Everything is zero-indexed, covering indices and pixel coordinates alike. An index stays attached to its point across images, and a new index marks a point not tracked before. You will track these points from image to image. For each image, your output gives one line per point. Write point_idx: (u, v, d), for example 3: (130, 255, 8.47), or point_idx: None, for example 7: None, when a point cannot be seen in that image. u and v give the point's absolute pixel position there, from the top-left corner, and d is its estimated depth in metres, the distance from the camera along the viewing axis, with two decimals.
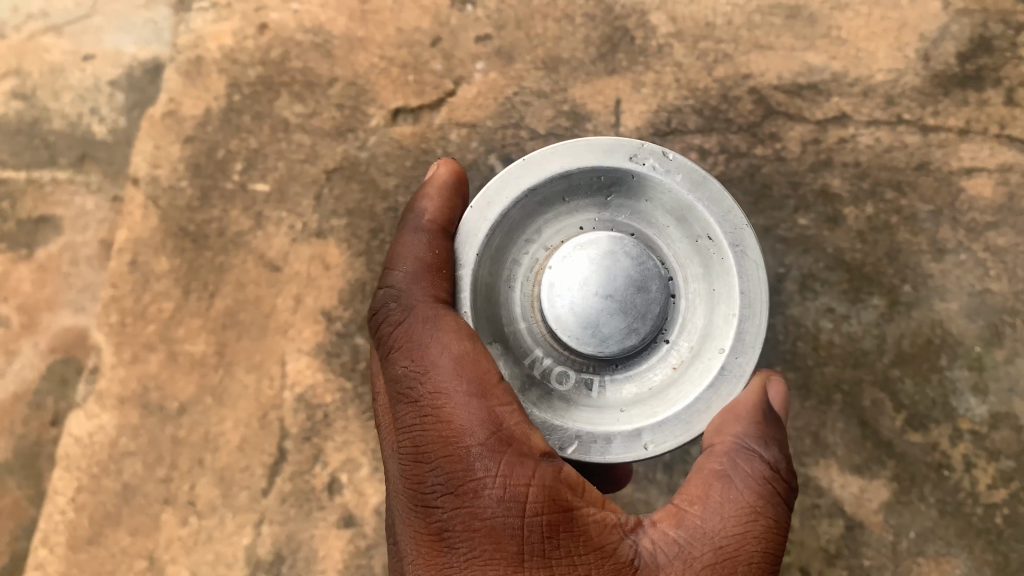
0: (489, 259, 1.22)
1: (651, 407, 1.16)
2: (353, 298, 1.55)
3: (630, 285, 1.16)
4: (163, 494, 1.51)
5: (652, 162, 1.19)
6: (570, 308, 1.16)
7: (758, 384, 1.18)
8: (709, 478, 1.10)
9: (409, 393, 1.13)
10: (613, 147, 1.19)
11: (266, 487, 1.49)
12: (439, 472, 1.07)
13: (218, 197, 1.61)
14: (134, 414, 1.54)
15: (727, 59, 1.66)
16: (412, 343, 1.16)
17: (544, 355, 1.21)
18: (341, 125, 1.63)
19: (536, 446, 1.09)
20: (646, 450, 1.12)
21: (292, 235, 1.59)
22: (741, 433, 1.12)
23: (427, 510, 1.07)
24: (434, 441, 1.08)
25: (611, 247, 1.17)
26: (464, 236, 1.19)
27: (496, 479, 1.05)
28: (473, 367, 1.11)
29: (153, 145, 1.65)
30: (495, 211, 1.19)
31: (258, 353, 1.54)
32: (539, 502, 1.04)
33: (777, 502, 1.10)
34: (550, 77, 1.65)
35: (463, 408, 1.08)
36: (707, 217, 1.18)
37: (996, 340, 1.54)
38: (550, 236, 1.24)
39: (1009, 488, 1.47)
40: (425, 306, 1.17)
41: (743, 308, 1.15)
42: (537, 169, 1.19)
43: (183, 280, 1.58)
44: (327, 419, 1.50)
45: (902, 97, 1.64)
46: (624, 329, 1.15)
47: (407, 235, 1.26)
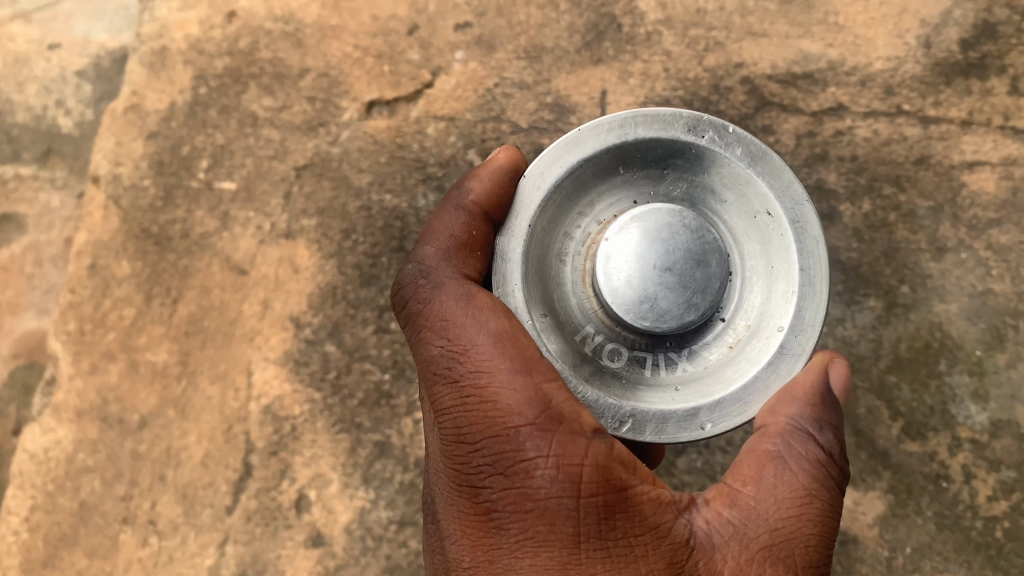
0: (539, 232, 1.10)
1: (707, 387, 1.05)
2: (323, 303, 1.48)
3: (689, 259, 1.04)
4: (122, 513, 1.46)
5: (711, 135, 1.07)
6: (624, 280, 1.04)
7: (817, 361, 1.06)
8: (762, 459, 1.01)
9: (447, 372, 1.00)
10: (671, 119, 1.07)
11: (230, 504, 1.44)
12: (485, 452, 0.96)
13: (182, 197, 1.55)
14: (91, 428, 1.48)
15: (718, 47, 1.59)
16: (447, 319, 1.03)
17: (596, 331, 1.09)
18: (312, 118, 1.57)
19: (586, 422, 0.98)
20: (703, 431, 1.02)
21: (259, 236, 1.52)
22: (796, 413, 1.02)
23: (473, 489, 0.97)
24: (477, 422, 0.97)
25: (667, 216, 1.05)
26: (518, 204, 1.08)
27: (550, 460, 0.94)
28: (515, 345, 0.99)
29: (114, 142, 1.59)
30: (549, 180, 1.07)
31: (222, 363, 1.48)
32: (594, 483, 0.95)
33: (832, 486, 1.01)
34: (532, 67, 1.58)
35: (508, 388, 0.96)
36: (765, 192, 1.06)
37: (997, 344, 1.47)
38: (603, 209, 1.12)
39: (1010, 500, 1.40)
40: (455, 285, 1.06)
41: (802, 286, 1.04)
42: (595, 137, 1.07)
43: (145, 285, 1.52)
44: (294, 432, 1.44)
45: (902, 86, 1.56)
46: (683, 305, 1.03)
47: (447, 212, 1.15)
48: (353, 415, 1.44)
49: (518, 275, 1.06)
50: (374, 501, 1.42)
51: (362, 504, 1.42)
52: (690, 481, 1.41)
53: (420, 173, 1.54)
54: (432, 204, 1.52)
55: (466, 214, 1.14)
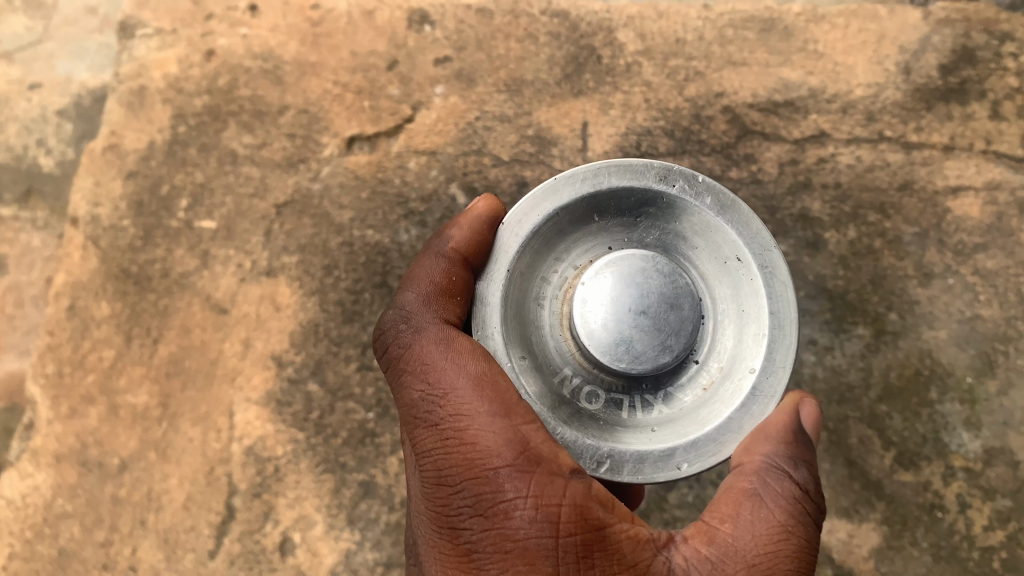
0: (517, 277, 1.06)
1: (683, 428, 1.01)
2: (305, 341, 1.46)
3: (662, 302, 1.00)
4: (102, 560, 1.42)
5: (682, 184, 1.05)
6: (598, 323, 1.00)
7: (787, 404, 1.04)
8: (739, 497, 0.99)
9: (427, 416, 0.99)
10: (642, 168, 1.05)
11: (213, 549, 1.40)
12: (465, 493, 0.94)
13: (162, 236, 1.54)
14: (70, 472, 1.45)
15: (698, 77, 1.59)
16: (427, 362, 1.02)
17: (574, 374, 1.04)
18: (292, 155, 1.56)
19: (565, 462, 0.96)
20: (680, 471, 0.98)
21: (240, 274, 1.50)
22: (771, 451, 1.00)
23: (453, 532, 0.94)
24: (457, 463, 0.95)
25: (640, 261, 1.01)
26: (496, 251, 1.05)
27: (528, 500, 0.92)
28: (494, 386, 0.97)
29: (93, 182, 1.57)
30: (527, 226, 1.04)
31: (204, 404, 1.45)
32: (573, 523, 0.92)
33: (809, 523, 0.98)
34: (513, 99, 1.57)
35: (487, 429, 0.94)
36: (735, 238, 1.04)
37: (988, 371, 1.45)
38: (580, 255, 1.08)
39: (1006, 529, 1.38)
40: (435, 328, 1.05)
41: (772, 329, 1.01)
42: (569, 185, 1.04)
43: (124, 326, 1.50)
44: (277, 473, 1.41)
45: (883, 112, 1.57)
46: (659, 348, 0.99)
47: (428, 259, 1.14)
48: (337, 455, 1.41)
49: (496, 319, 1.02)
50: (359, 542, 1.39)
51: (347, 546, 1.39)
52: (681, 515, 1.39)
53: (403, 209, 1.52)
54: (415, 239, 1.51)
55: (446, 261, 1.12)
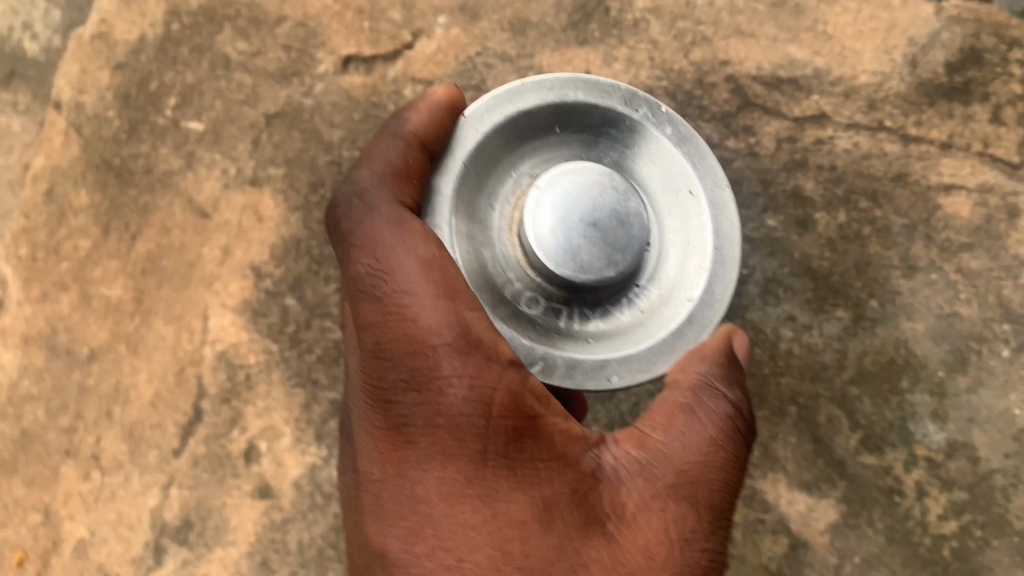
0: (475, 173, 1.13)
1: (617, 342, 1.10)
2: (285, 255, 1.42)
3: (614, 219, 1.06)
4: (64, 446, 1.39)
5: (644, 111, 1.14)
6: (548, 230, 1.06)
7: (721, 331, 1.11)
8: (673, 410, 1.02)
9: (371, 291, 0.98)
10: (610, 89, 1.13)
11: (178, 448, 1.38)
12: (401, 369, 0.95)
13: (148, 132, 1.48)
14: (38, 356, 1.41)
15: (705, 43, 1.56)
16: (376, 239, 1.01)
17: (517, 278, 1.12)
18: (286, 67, 1.50)
19: (503, 351, 0.97)
20: (609, 383, 1.05)
21: (224, 180, 1.46)
22: (707, 371, 1.05)
23: (386, 405, 0.95)
24: (396, 339, 0.95)
25: (597, 174, 1.07)
26: (456, 142, 1.10)
27: (464, 381, 0.93)
28: (442, 271, 0.98)
29: (79, 68, 1.50)
30: (489, 123, 1.10)
31: (179, 305, 1.41)
32: (505, 408, 0.94)
33: (737, 441, 1.02)
34: (516, 39, 1.54)
35: (430, 309, 0.95)
36: (688, 171, 1.14)
37: (960, 366, 1.45)
38: (536, 165, 1.16)
39: (960, 520, 1.39)
40: (388, 207, 1.03)
41: (715, 262, 1.10)
42: (536, 93, 1.11)
43: (103, 218, 1.45)
44: (248, 381, 1.39)
45: (885, 102, 1.56)
46: (603, 260, 1.05)
47: (387, 140, 1.11)
48: (309, 370, 1.39)
49: (449, 210, 1.08)
50: (326, 458, 1.37)
51: (312, 460, 1.37)
52: None
53: None
54: None
55: (405, 144, 1.09)
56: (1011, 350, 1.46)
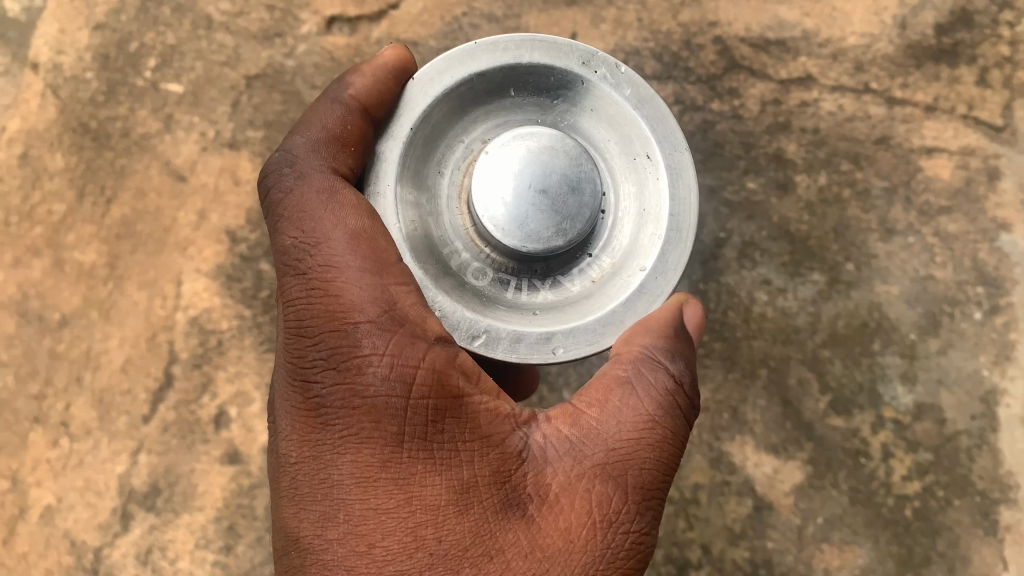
0: (420, 137, 1.03)
1: (566, 315, 0.99)
2: (261, 219, 1.45)
3: (564, 184, 0.97)
4: (34, 413, 1.42)
5: (604, 72, 1.02)
6: (497, 199, 0.97)
7: (674, 302, 1.03)
8: (610, 384, 0.96)
9: (296, 264, 0.96)
10: (567, 48, 1.02)
11: (148, 414, 1.42)
12: (321, 346, 0.92)
13: (126, 94, 1.52)
14: (10, 322, 1.45)
15: (694, 3, 1.55)
16: (304, 210, 0.98)
17: (464, 250, 1.03)
18: (269, 28, 1.53)
19: (431, 328, 0.94)
20: (553, 356, 0.95)
21: (202, 143, 1.49)
22: (650, 344, 0.97)
23: (305, 385, 0.93)
24: (318, 315, 0.92)
25: (550, 140, 0.98)
26: (401, 108, 1.02)
27: (384, 358, 0.91)
28: (372, 243, 0.95)
29: (58, 28, 1.54)
30: (438, 87, 1.01)
31: (153, 270, 1.45)
32: (427, 387, 0.91)
33: (677, 415, 0.96)
34: (504, 0, 1.54)
35: (354, 283, 0.93)
36: (647, 133, 1.02)
37: (932, 329, 1.46)
38: (489, 128, 1.06)
39: (923, 481, 1.40)
40: (321, 176, 1.00)
41: (670, 229, 0.99)
42: (488, 54, 1.01)
43: (78, 181, 1.48)
44: (220, 347, 1.42)
45: (872, 64, 1.55)
46: (553, 230, 0.97)
47: (324, 105, 1.06)
48: (282, 336, 1.42)
49: (391, 177, 1.00)
50: None
51: None
52: None
53: None
54: None
55: (343, 108, 1.04)
56: (983, 313, 1.47)
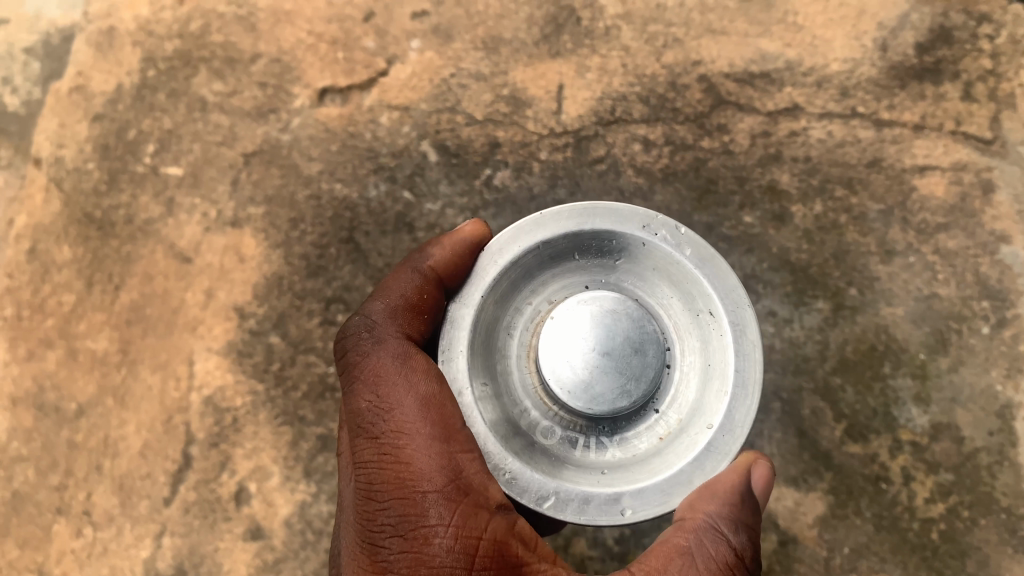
0: (493, 302, 1.11)
1: (634, 472, 1.03)
2: (268, 293, 1.48)
3: (627, 345, 1.04)
4: (56, 504, 1.44)
5: (664, 234, 1.09)
6: (565, 360, 1.04)
7: (741, 461, 1.07)
8: (671, 553, 1.00)
9: (369, 427, 1.04)
10: (627, 214, 1.10)
11: (168, 496, 1.43)
12: (391, 512, 0.99)
13: (127, 181, 1.56)
14: (27, 416, 1.48)
15: (677, 44, 1.58)
16: (380, 375, 1.07)
17: (533, 408, 1.09)
18: (262, 105, 1.57)
19: (493, 497, 1.01)
20: (622, 517, 0.98)
21: (205, 223, 1.53)
22: (713, 512, 1.00)
23: (373, 548, 0.99)
24: (389, 481, 1.00)
25: (612, 303, 1.07)
26: (475, 273, 1.09)
27: (449, 529, 0.97)
28: (440, 410, 1.02)
29: (58, 123, 1.60)
30: (508, 256, 1.09)
31: (164, 352, 1.48)
32: (488, 557, 0.97)
33: None
34: (490, 58, 1.57)
35: (423, 452, 1.00)
36: (709, 292, 1.07)
37: (941, 348, 1.46)
38: (556, 290, 1.15)
39: (947, 502, 1.40)
40: (395, 343, 1.10)
41: (736, 386, 1.03)
42: (554, 222, 1.09)
43: (86, 271, 1.52)
44: (235, 424, 1.44)
45: (857, 88, 1.57)
46: (617, 390, 1.03)
47: (403, 274, 1.17)
48: (296, 408, 1.43)
49: (464, 343, 1.05)
50: (315, 495, 1.40)
51: (302, 498, 1.40)
52: None
53: (373, 163, 1.53)
54: (383, 194, 1.52)
55: (421, 278, 1.16)
56: (991, 327, 1.47)
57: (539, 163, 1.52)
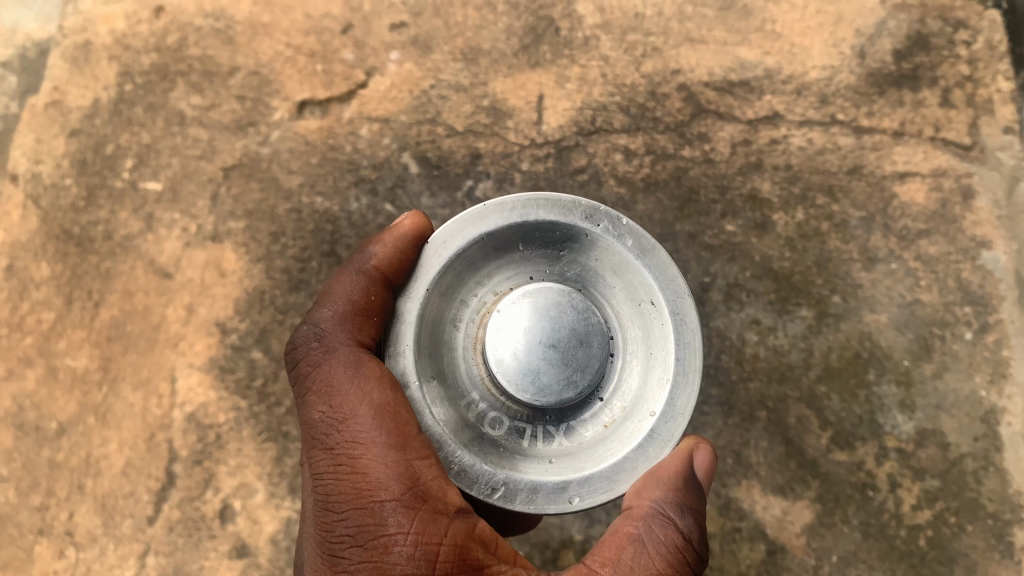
0: (437, 295, 1.06)
1: (578, 461, 1.01)
2: (250, 308, 1.47)
3: (572, 338, 1.01)
4: (38, 524, 1.43)
5: (606, 225, 1.04)
6: (510, 353, 1.00)
7: (682, 447, 1.06)
8: (622, 541, 1.01)
9: (325, 439, 1.04)
10: (570, 204, 1.04)
11: (152, 514, 1.42)
12: (350, 522, 0.99)
13: (105, 197, 1.55)
14: (7, 435, 1.45)
15: (656, 53, 1.58)
16: (331, 385, 1.06)
17: (481, 399, 1.04)
18: (241, 118, 1.56)
19: (452, 501, 1.01)
20: (571, 505, 0.97)
21: (185, 238, 1.52)
22: (660, 497, 1.01)
23: (334, 558, 1.00)
24: (346, 491, 1.00)
25: (557, 294, 1.02)
26: (420, 269, 1.04)
27: (409, 536, 0.97)
28: (395, 418, 1.01)
29: (35, 138, 1.58)
30: (452, 248, 1.04)
31: (145, 369, 1.46)
32: (449, 562, 0.97)
33: (688, 571, 0.99)
34: (469, 69, 1.57)
35: (380, 461, 1.00)
36: (651, 281, 1.04)
37: (924, 354, 1.47)
38: (500, 282, 1.08)
39: (933, 508, 1.40)
40: (345, 351, 1.08)
41: (677, 374, 1.01)
42: (497, 214, 1.04)
43: (65, 288, 1.50)
44: (219, 441, 1.42)
45: (836, 95, 1.57)
46: (562, 381, 1.00)
47: (347, 276, 1.13)
48: (280, 424, 1.42)
49: (411, 338, 1.02)
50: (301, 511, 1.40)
51: (287, 514, 1.40)
52: None
53: (353, 176, 1.52)
54: (365, 207, 1.51)
55: (365, 279, 1.11)
56: (974, 333, 1.48)
57: (520, 174, 1.52)
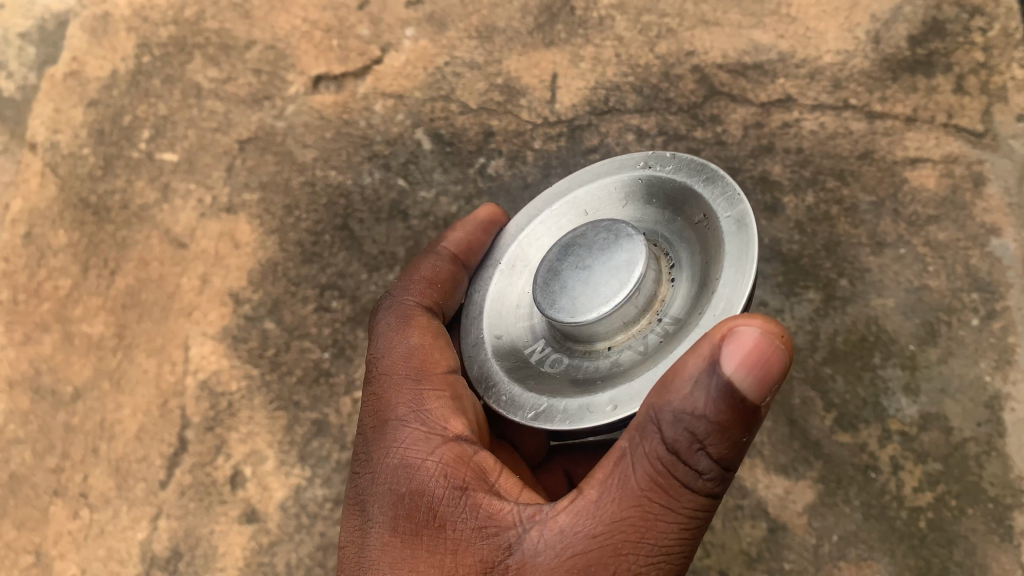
0: (513, 271, 1.22)
1: (629, 372, 0.97)
2: (262, 279, 1.50)
3: (608, 257, 1.01)
4: (53, 486, 1.45)
5: (657, 164, 1.12)
6: (551, 286, 1.04)
7: (721, 330, 0.80)
8: (617, 456, 0.87)
9: (367, 377, 1.16)
10: (624, 161, 1.16)
11: (164, 479, 1.43)
12: (366, 442, 1.08)
13: (122, 166, 1.62)
14: (23, 399, 1.50)
15: (670, 34, 1.58)
16: (383, 332, 1.19)
17: (546, 346, 1.12)
18: (257, 91, 1.64)
19: (452, 428, 1.04)
20: (609, 413, 0.91)
21: (200, 209, 1.57)
22: (658, 405, 0.83)
23: (353, 479, 1.08)
24: (369, 418, 1.10)
25: (592, 228, 1.05)
26: (493, 257, 1.25)
27: (399, 450, 1.03)
28: (422, 357, 1.12)
29: (53, 108, 1.68)
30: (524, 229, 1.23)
31: (159, 337, 1.49)
32: (428, 475, 0.99)
33: (686, 486, 0.83)
34: (484, 46, 1.61)
35: (396, 390, 1.09)
36: (700, 194, 1.04)
37: (930, 339, 1.34)
38: None
39: (936, 491, 1.26)
40: (404, 305, 1.22)
41: (729, 268, 0.93)
42: (562, 191, 1.20)
43: (82, 256, 1.56)
44: (231, 408, 1.44)
45: (850, 80, 1.51)
46: (601, 298, 1.00)
47: (427, 253, 1.30)
48: (291, 393, 1.43)
49: (485, 304, 1.20)
50: (310, 479, 1.39)
51: (297, 482, 1.39)
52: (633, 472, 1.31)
53: (367, 151, 1.57)
54: (378, 181, 1.55)
55: (437, 254, 1.28)
56: (980, 319, 1.34)
57: (533, 153, 1.52)
